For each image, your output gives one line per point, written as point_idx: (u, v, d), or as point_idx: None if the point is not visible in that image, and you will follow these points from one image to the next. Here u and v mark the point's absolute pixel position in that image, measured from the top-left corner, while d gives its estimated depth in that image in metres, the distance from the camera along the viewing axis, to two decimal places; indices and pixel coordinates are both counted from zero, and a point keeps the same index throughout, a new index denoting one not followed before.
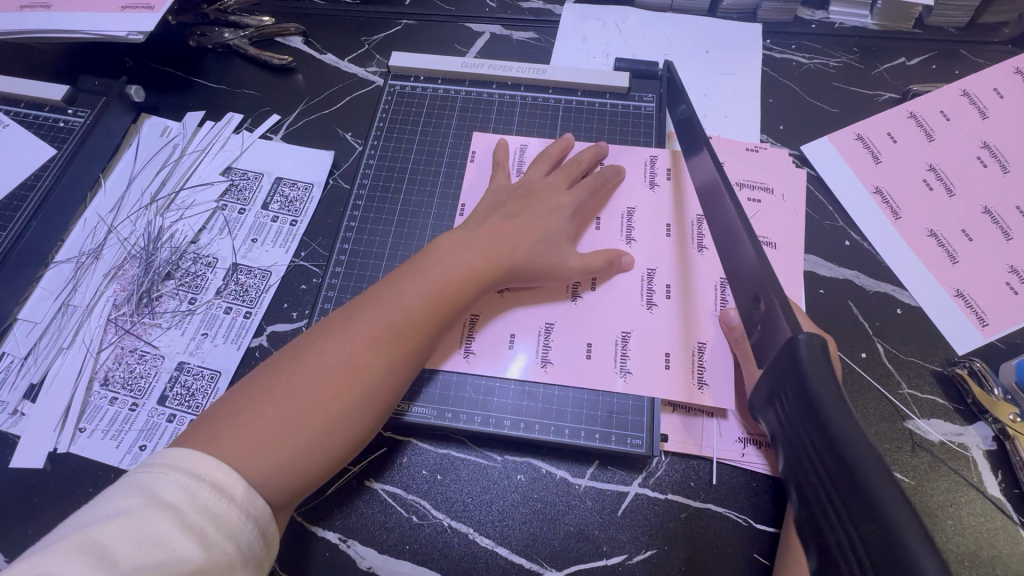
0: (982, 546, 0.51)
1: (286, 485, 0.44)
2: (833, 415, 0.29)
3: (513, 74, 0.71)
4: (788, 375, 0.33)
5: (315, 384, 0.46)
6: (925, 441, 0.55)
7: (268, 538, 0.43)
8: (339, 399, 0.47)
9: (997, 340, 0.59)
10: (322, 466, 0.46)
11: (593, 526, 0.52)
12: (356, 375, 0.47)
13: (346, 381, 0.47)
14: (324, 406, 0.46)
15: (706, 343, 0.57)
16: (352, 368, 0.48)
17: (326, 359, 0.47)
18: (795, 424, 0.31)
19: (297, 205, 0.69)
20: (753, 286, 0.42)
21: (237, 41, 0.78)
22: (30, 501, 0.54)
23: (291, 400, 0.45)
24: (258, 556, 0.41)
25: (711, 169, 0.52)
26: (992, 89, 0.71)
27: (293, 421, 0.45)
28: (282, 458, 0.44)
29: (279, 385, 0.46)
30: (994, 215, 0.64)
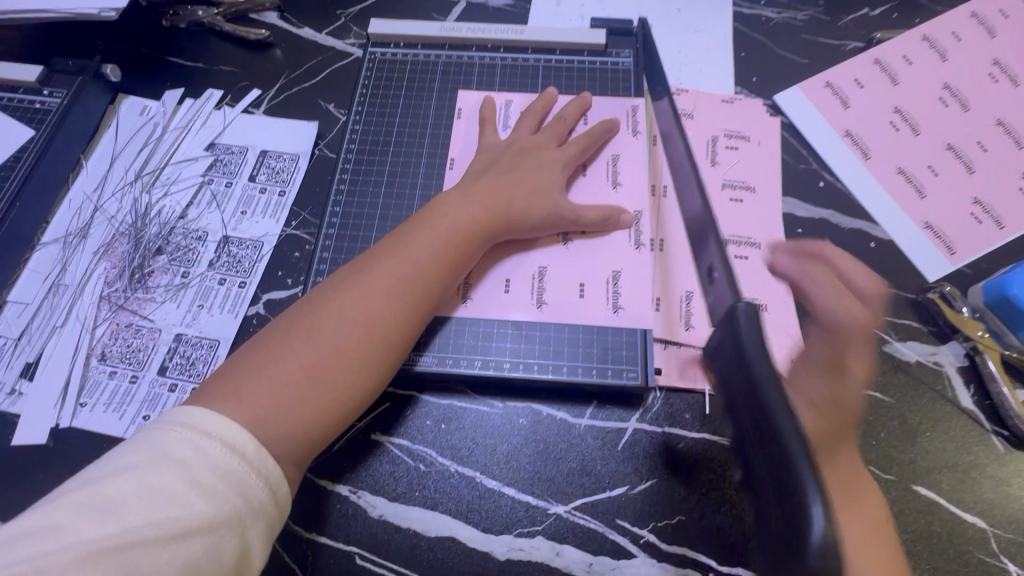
0: (959, 455, 0.54)
1: (302, 436, 0.46)
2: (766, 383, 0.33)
3: (491, 36, 0.72)
4: (729, 336, 0.38)
5: (333, 336, 0.48)
6: (903, 362, 0.58)
7: (281, 499, 0.43)
8: (358, 350, 0.48)
9: (965, 266, 0.63)
10: (334, 414, 0.47)
11: (595, 462, 0.55)
12: (374, 326, 0.49)
13: (364, 332, 0.49)
14: (344, 358, 0.48)
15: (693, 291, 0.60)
16: (370, 320, 0.50)
17: (342, 312, 0.49)
18: (730, 371, 0.37)
19: (285, 176, 0.69)
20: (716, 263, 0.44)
21: (211, 18, 0.78)
22: (35, 476, 0.54)
23: (312, 353, 0.47)
24: (271, 514, 0.42)
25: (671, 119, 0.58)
26: (951, 34, 0.74)
27: (314, 373, 0.47)
28: (304, 409, 0.46)
29: (296, 339, 0.48)
30: (957, 151, 0.67)
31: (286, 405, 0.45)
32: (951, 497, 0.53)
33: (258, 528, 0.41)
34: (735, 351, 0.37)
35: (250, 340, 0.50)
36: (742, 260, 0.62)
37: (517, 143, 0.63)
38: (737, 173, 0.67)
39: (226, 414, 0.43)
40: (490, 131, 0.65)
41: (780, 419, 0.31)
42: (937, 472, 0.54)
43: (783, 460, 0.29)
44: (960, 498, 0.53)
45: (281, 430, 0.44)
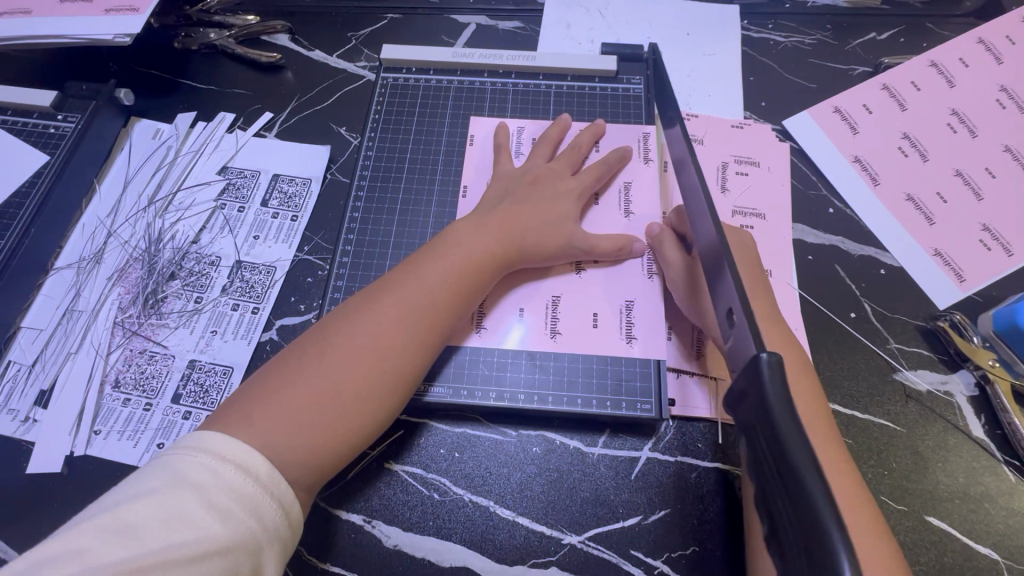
0: (970, 485, 0.55)
1: (317, 465, 0.46)
2: (792, 439, 0.32)
3: (503, 62, 0.73)
4: (748, 380, 0.36)
5: (346, 365, 0.48)
6: (914, 391, 0.59)
7: (293, 519, 0.44)
8: (371, 378, 0.49)
9: (975, 294, 0.63)
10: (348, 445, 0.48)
11: (609, 492, 0.55)
12: (387, 356, 0.50)
13: (377, 360, 0.49)
14: (356, 387, 0.48)
15: None
16: (383, 348, 0.50)
17: (355, 341, 0.49)
18: (750, 416, 0.36)
19: (297, 200, 0.70)
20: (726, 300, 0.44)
21: (223, 41, 0.78)
22: (49, 505, 0.54)
23: (325, 381, 0.47)
24: (284, 535, 0.43)
25: (682, 143, 0.55)
26: (958, 59, 0.75)
27: (327, 400, 0.47)
28: (316, 438, 0.46)
29: (309, 367, 0.48)
30: (966, 177, 0.68)
31: (297, 434, 0.45)
32: (963, 527, 0.53)
33: (273, 548, 0.42)
34: (755, 399, 0.35)
35: (264, 366, 0.50)
36: None
37: (530, 171, 0.63)
38: (748, 199, 0.68)
39: (238, 438, 0.43)
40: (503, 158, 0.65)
41: (810, 483, 0.30)
42: (950, 502, 0.54)
43: (816, 531, 0.29)
44: (973, 529, 0.53)
45: (298, 463, 0.45)
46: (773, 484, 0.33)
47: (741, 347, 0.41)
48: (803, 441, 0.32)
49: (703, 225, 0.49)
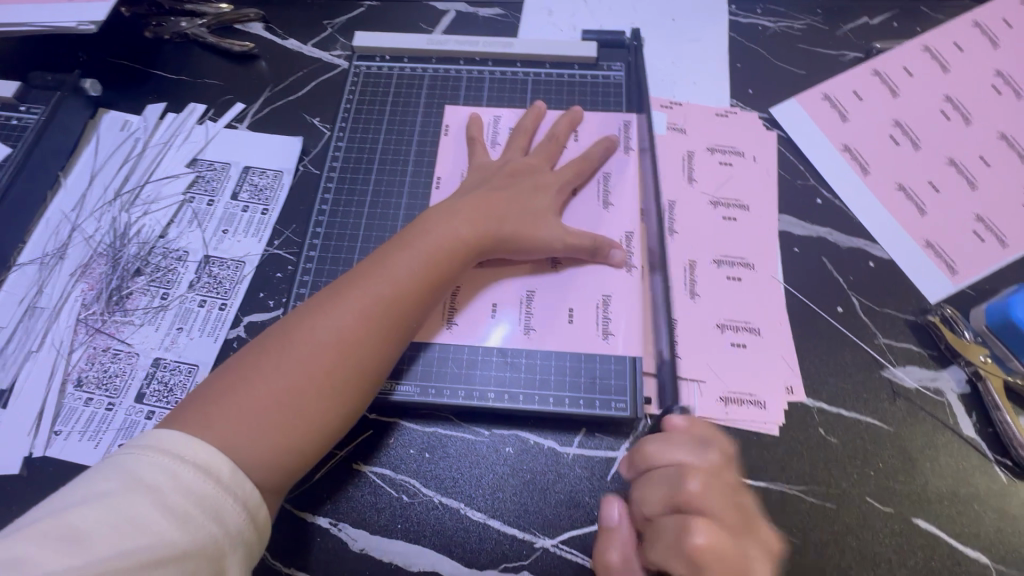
0: (960, 485, 0.52)
1: (283, 466, 0.44)
2: None
3: (480, 49, 0.71)
4: None
5: (308, 363, 0.46)
6: (902, 388, 0.56)
7: (259, 522, 0.42)
8: (335, 375, 0.47)
9: (967, 287, 0.61)
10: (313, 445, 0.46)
11: (583, 493, 0.53)
12: (352, 351, 0.48)
13: (341, 357, 0.47)
14: (319, 384, 0.46)
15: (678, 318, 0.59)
16: (347, 343, 0.48)
17: (317, 335, 0.47)
18: None
19: (268, 193, 0.68)
20: None
21: (195, 30, 0.76)
22: (7, 507, 0.53)
23: (286, 379, 0.46)
24: (249, 539, 0.41)
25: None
26: (953, 43, 0.72)
27: (289, 400, 0.45)
28: (277, 437, 0.44)
29: (270, 366, 0.46)
30: (959, 166, 0.65)
31: (256, 434, 0.44)
32: (951, 530, 0.51)
33: (236, 552, 0.40)
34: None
35: (226, 361, 0.48)
36: (735, 282, 0.61)
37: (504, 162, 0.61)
38: (732, 190, 0.65)
39: (202, 438, 0.42)
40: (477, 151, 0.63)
41: None
42: (938, 503, 0.52)
43: None
44: (961, 532, 0.51)
45: (258, 464, 0.43)
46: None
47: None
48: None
49: None
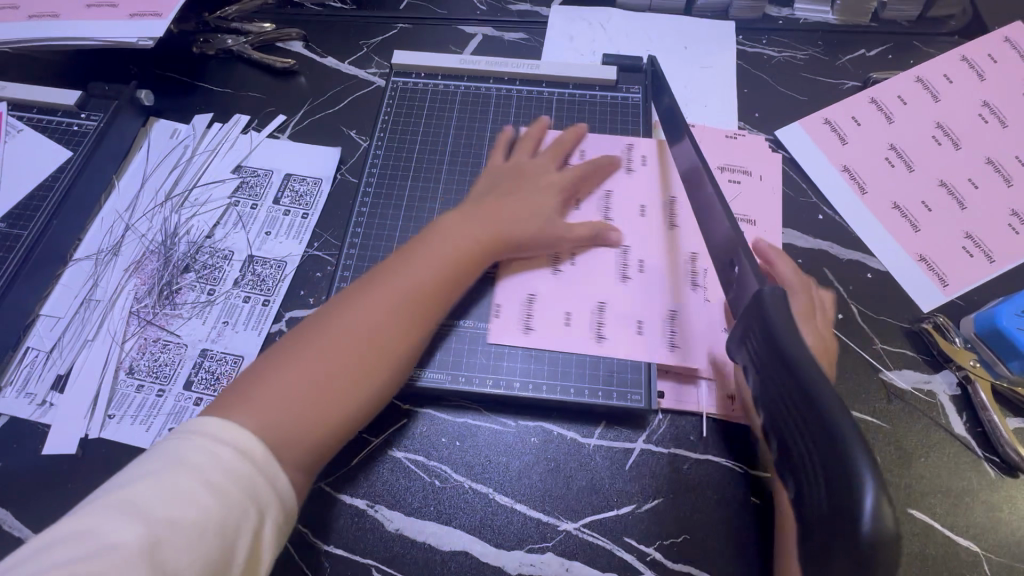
0: (952, 480, 0.57)
1: (316, 444, 0.48)
2: (801, 361, 0.35)
3: (508, 69, 0.76)
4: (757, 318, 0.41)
5: (339, 353, 0.51)
6: (898, 390, 0.61)
7: (288, 500, 0.45)
8: (363, 365, 0.51)
9: (957, 298, 0.66)
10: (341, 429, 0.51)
11: (603, 481, 0.57)
12: (373, 342, 0.52)
13: (367, 348, 0.52)
14: (347, 372, 0.51)
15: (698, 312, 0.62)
16: (370, 335, 0.52)
17: (345, 330, 0.52)
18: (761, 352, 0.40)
19: (308, 199, 0.72)
20: (730, 253, 0.49)
21: (240, 47, 0.82)
22: (64, 485, 0.56)
23: (317, 366, 0.50)
24: (278, 514, 0.44)
25: (692, 147, 0.58)
26: (943, 75, 0.78)
27: (322, 386, 0.50)
28: (311, 419, 0.48)
29: (302, 354, 0.51)
30: (950, 187, 0.71)
31: (293, 416, 0.48)
32: (944, 520, 0.55)
33: (270, 527, 0.43)
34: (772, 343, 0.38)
35: (263, 352, 0.53)
36: None
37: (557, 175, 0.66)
38: (739, 206, 0.70)
39: (239, 420, 0.46)
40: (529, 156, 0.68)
41: (823, 397, 0.33)
42: (931, 497, 0.56)
43: (834, 445, 0.31)
44: (953, 522, 0.55)
45: (292, 444, 0.47)
46: (793, 419, 0.35)
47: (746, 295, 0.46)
48: (825, 378, 0.34)
49: (713, 211, 0.53)
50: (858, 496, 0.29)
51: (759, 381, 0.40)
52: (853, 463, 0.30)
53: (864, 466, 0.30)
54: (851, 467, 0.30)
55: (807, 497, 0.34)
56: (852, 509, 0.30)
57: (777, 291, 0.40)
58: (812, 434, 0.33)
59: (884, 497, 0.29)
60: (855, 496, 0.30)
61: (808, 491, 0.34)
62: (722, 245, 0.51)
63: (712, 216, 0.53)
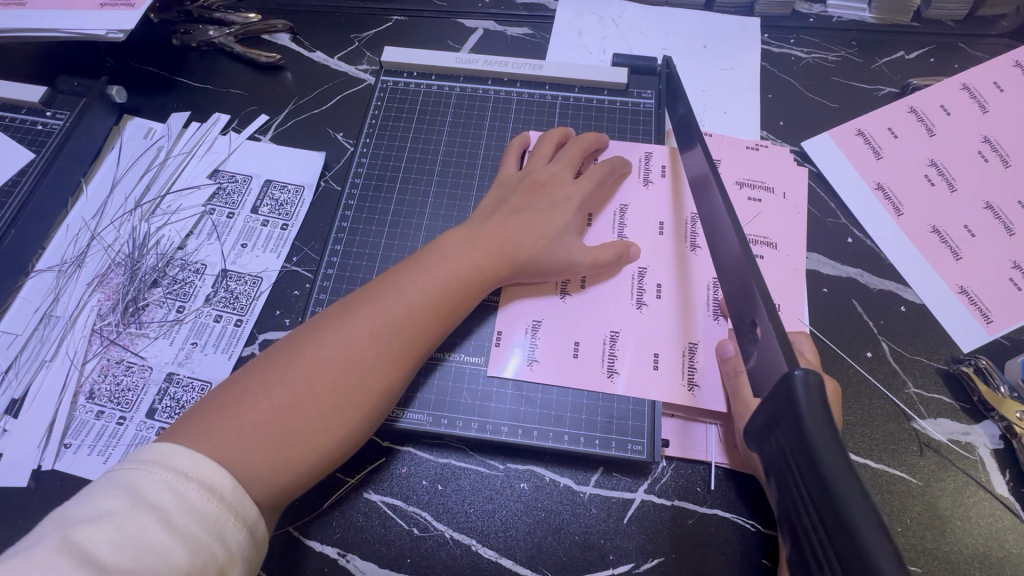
0: (993, 548, 0.50)
1: (279, 484, 0.43)
2: (837, 480, 0.27)
3: (509, 70, 0.70)
4: (780, 406, 0.32)
5: (313, 379, 0.45)
6: (932, 441, 0.54)
7: (258, 538, 0.41)
8: (337, 394, 0.46)
9: (1002, 337, 0.59)
10: (312, 466, 0.45)
11: (599, 535, 0.51)
12: (353, 371, 0.47)
13: (344, 375, 0.46)
14: (319, 402, 0.45)
15: (697, 343, 0.56)
16: (351, 362, 0.47)
17: (324, 353, 0.47)
18: (781, 450, 0.31)
19: (288, 208, 0.67)
20: (748, 310, 0.42)
21: (222, 39, 0.76)
22: (11, 521, 0.52)
23: (289, 393, 0.45)
24: (248, 554, 0.40)
25: (702, 161, 0.52)
26: (992, 83, 0.70)
27: (289, 415, 0.44)
28: (274, 455, 0.43)
29: (275, 377, 0.45)
30: (997, 210, 0.64)
31: (255, 449, 0.42)
32: None
33: (239, 569, 0.39)
34: (806, 462, 0.29)
35: (237, 371, 0.47)
36: None
37: (576, 189, 0.60)
38: (759, 228, 0.64)
39: (196, 451, 0.41)
40: (546, 163, 0.61)
41: (869, 541, 0.25)
42: (968, 566, 0.50)
43: None
44: None
45: (257, 482, 0.42)
46: (824, 559, 0.27)
47: (766, 362, 0.38)
48: (870, 509, 0.26)
49: (726, 244, 0.46)
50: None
51: (777, 484, 0.32)
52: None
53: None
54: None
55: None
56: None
57: (812, 377, 0.30)
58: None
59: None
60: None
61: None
62: (734, 280, 0.45)
63: (724, 243, 0.47)
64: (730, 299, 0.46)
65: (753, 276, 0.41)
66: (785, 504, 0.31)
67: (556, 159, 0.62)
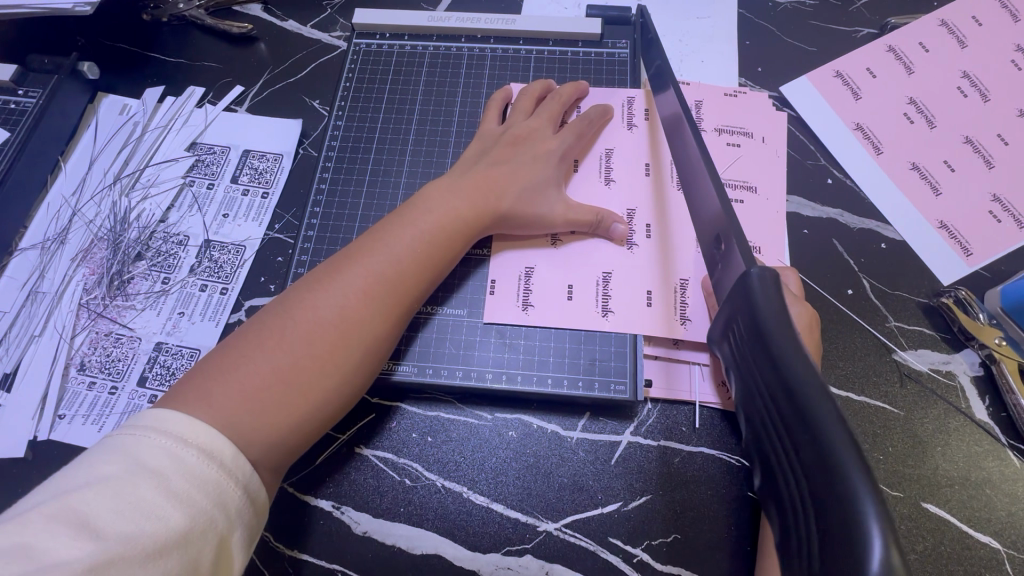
0: (971, 470, 0.51)
1: (285, 437, 0.44)
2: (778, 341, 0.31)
3: (481, 26, 0.69)
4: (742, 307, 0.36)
5: (308, 338, 0.46)
6: (913, 372, 0.55)
7: (258, 504, 0.42)
8: (333, 352, 0.46)
9: (982, 269, 0.59)
10: (313, 422, 0.46)
11: (587, 477, 0.52)
12: (347, 328, 0.47)
13: (339, 332, 0.47)
14: (317, 361, 0.46)
15: (688, 280, 0.56)
16: (344, 318, 0.47)
17: (316, 312, 0.47)
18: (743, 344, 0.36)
19: (268, 176, 0.67)
20: (723, 243, 0.43)
21: (193, 12, 0.74)
22: (11, 490, 0.53)
23: (284, 355, 0.45)
24: (248, 521, 0.40)
25: (676, 104, 0.52)
26: (971, 17, 0.70)
27: (288, 375, 0.44)
28: (274, 414, 0.43)
29: (270, 340, 0.45)
30: (976, 144, 0.63)
31: (258, 411, 0.43)
32: (962, 515, 0.50)
33: (238, 534, 0.39)
34: (758, 343, 0.33)
35: (227, 337, 0.47)
36: None
37: (558, 139, 0.60)
38: (739, 172, 0.64)
39: (197, 416, 0.41)
40: (524, 119, 0.61)
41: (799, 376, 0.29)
42: (949, 489, 0.51)
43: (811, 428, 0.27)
44: (973, 516, 0.50)
45: (255, 442, 0.42)
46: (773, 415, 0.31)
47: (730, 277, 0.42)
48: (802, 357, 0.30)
49: (703, 187, 0.46)
50: (864, 541, 0.23)
51: (741, 377, 0.36)
52: (853, 494, 0.25)
53: (869, 503, 0.24)
54: (852, 498, 0.25)
55: (795, 545, 0.28)
56: (856, 557, 0.24)
57: (766, 275, 0.35)
58: (799, 445, 0.28)
59: (894, 545, 0.23)
60: (859, 538, 0.24)
61: (796, 534, 0.28)
62: (707, 215, 0.45)
63: (699, 186, 0.47)
64: (707, 240, 0.46)
65: (722, 208, 0.42)
66: (747, 391, 0.35)
67: (538, 112, 0.61)
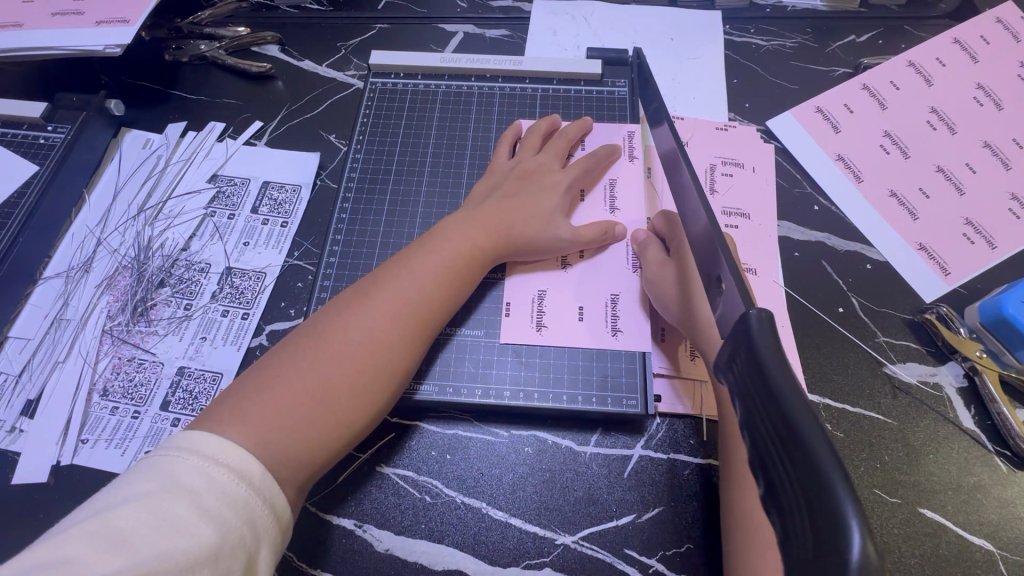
0: (963, 476, 0.54)
1: (315, 457, 0.46)
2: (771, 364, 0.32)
3: (490, 66, 0.74)
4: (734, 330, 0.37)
5: (339, 359, 0.48)
6: (903, 384, 0.59)
7: (284, 525, 0.42)
8: (363, 372, 0.49)
9: (959, 286, 0.64)
10: (342, 440, 0.48)
11: (602, 490, 0.54)
12: (376, 350, 0.50)
13: (368, 355, 0.49)
14: (348, 379, 0.48)
15: None
16: (373, 342, 0.50)
17: (347, 335, 0.49)
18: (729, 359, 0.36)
19: (287, 206, 0.70)
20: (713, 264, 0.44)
21: (214, 53, 0.79)
22: (33, 516, 0.53)
23: (316, 374, 0.47)
24: (274, 538, 0.41)
25: (670, 144, 0.55)
26: (935, 59, 0.76)
27: (320, 393, 0.47)
28: (305, 432, 0.45)
29: (302, 362, 0.48)
30: (947, 173, 0.69)
31: (291, 428, 0.45)
32: (957, 518, 0.53)
33: (264, 551, 0.40)
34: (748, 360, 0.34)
35: (258, 359, 0.49)
36: None
37: (564, 173, 0.64)
38: (734, 199, 0.68)
39: (230, 436, 0.43)
40: (532, 154, 0.66)
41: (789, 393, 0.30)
42: (943, 494, 0.54)
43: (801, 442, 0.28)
44: (967, 520, 0.53)
45: (286, 459, 0.44)
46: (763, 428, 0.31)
47: (731, 309, 0.40)
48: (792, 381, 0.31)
49: (697, 219, 0.47)
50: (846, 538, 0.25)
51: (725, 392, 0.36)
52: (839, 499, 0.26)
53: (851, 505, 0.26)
54: (836, 498, 0.26)
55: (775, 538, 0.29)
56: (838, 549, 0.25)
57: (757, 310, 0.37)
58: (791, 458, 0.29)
59: (869, 537, 0.25)
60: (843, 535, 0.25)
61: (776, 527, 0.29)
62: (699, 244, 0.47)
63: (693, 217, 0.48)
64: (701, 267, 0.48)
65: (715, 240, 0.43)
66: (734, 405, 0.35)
67: (545, 149, 0.66)
